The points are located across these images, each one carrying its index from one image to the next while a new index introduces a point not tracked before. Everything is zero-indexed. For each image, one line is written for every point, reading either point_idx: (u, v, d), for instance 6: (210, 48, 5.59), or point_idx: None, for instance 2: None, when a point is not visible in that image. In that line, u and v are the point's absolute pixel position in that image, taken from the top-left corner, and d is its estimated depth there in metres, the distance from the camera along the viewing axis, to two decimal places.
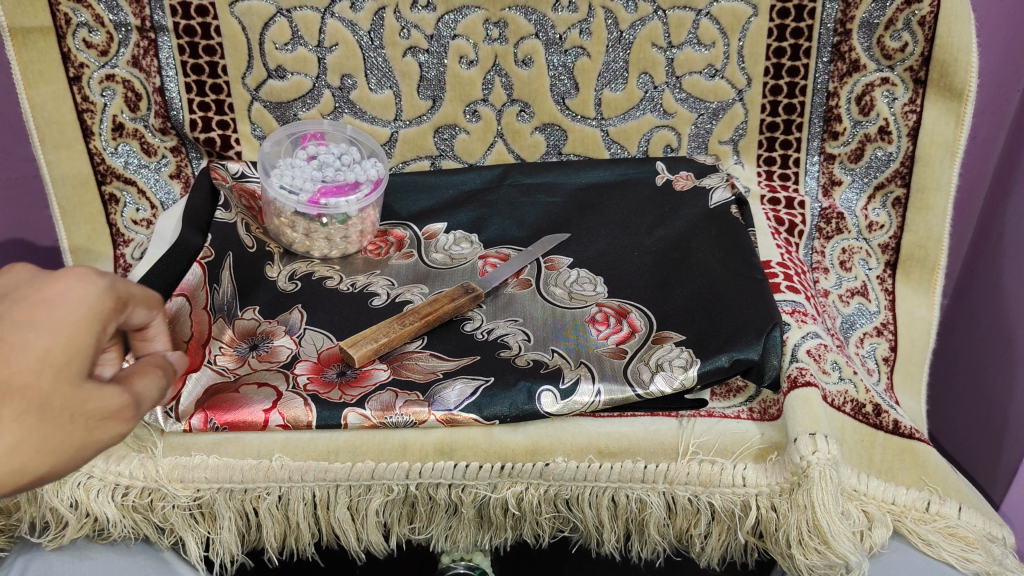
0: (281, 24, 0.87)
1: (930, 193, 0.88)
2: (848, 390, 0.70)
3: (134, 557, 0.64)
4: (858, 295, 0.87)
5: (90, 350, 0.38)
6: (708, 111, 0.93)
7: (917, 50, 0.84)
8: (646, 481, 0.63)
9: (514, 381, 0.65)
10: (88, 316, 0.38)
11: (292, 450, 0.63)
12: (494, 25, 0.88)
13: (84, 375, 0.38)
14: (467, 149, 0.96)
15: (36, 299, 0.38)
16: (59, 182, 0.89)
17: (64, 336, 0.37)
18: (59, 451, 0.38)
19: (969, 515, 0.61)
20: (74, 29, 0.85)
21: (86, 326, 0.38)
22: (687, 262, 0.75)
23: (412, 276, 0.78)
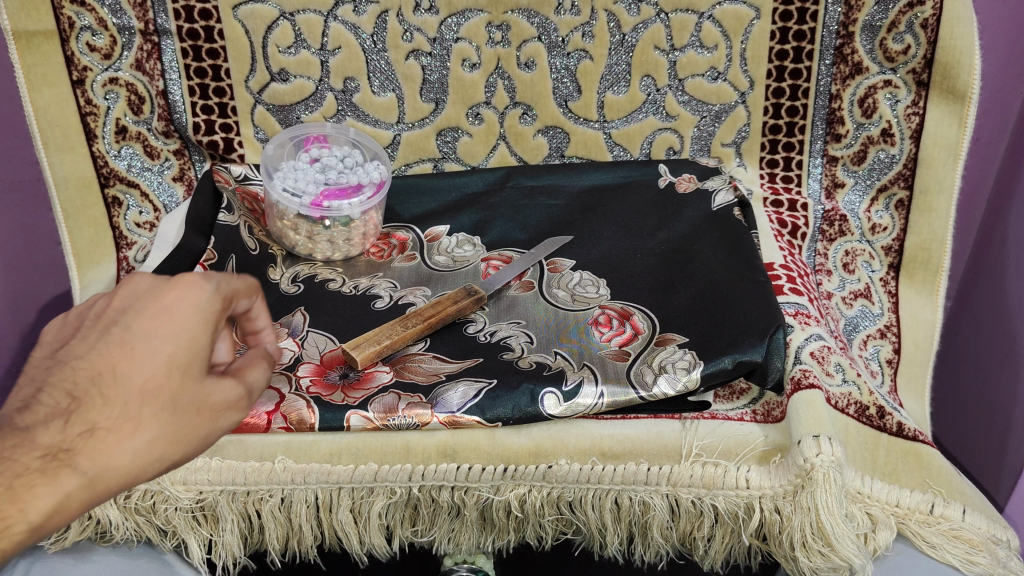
0: (285, 27, 0.88)
1: (933, 195, 0.88)
2: (852, 393, 0.70)
3: (136, 560, 0.64)
4: (861, 297, 0.87)
5: (205, 352, 0.41)
6: (711, 114, 0.93)
7: (920, 53, 0.84)
8: (649, 484, 0.63)
9: (517, 383, 0.65)
10: (205, 319, 0.41)
11: (296, 452, 0.63)
12: (497, 28, 0.88)
13: (204, 375, 0.41)
14: (469, 151, 0.96)
15: (159, 303, 0.40)
16: (62, 185, 0.89)
17: (184, 340, 0.40)
18: (190, 444, 0.40)
19: (973, 517, 0.61)
20: (78, 32, 0.85)
21: (202, 330, 0.40)
22: (691, 264, 0.75)
23: (415, 278, 0.79)
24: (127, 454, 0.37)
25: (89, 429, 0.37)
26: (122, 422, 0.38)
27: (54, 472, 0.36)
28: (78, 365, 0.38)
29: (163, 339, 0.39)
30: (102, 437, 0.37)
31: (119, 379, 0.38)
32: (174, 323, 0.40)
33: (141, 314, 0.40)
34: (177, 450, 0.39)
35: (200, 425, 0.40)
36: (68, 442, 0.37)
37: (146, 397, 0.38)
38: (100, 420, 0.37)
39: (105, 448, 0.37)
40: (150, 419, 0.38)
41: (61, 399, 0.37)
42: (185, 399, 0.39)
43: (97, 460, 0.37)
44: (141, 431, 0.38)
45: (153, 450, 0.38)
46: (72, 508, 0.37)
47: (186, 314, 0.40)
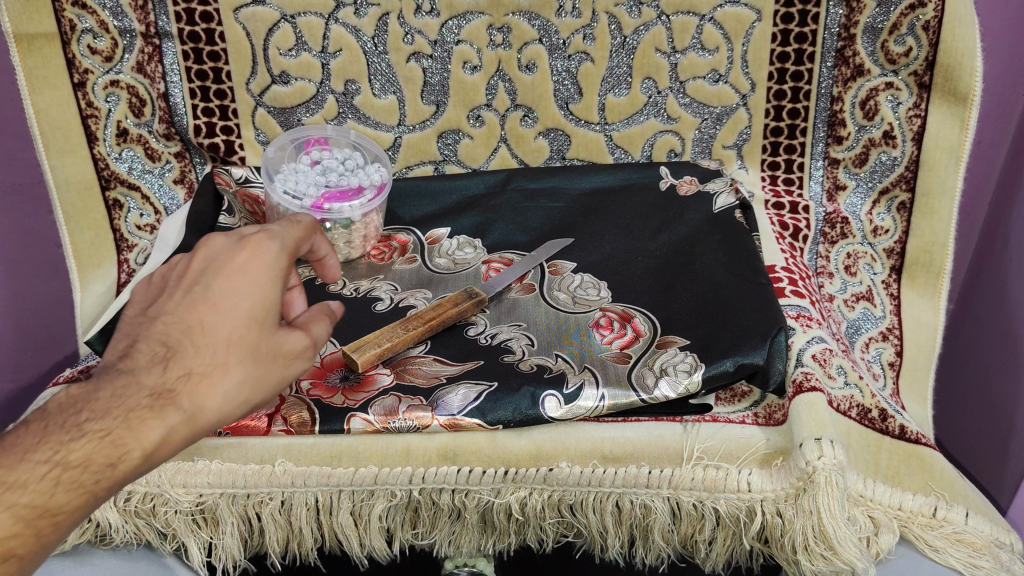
0: (286, 29, 0.88)
1: (935, 197, 0.88)
2: (854, 396, 0.70)
3: (136, 563, 0.64)
4: (863, 300, 0.87)
5: (276, 304, 0.48)
6: (712, 116, 0.93)
7: (922, 55, 0.84)
8: (651, 486, 0.62)
9: (517, 385, 0.65)
10: (275, 275, 0.48)
11: (296, 455, 0.63)
12: (498, 30, 0.88)
13: (277, 326, 0.48)
14: (470, 153, 0.96)
15: (233, 263, 0.48)
16: (63, 188, 0.90)
17: (258, 294, 0.47)
18: (269, 387, 0.47)
19: (977, 521, 0.60)
20: (79, 35, 0.85)
21: (272, 284, 0.47)
22: (692, 267, 0.75)
23: (416, 280, 0.78)
24: (219, 395, 0.44)
25: (186, 374, 0.43)
26: (213, 367, 0.44)
27: (160, 409, 0.42)
28: (171, 320, 0.45)
29: (241, 293, 0.46)
30: (199, 379, 0.43)
31: (208, 331, 0.45)
32: (249, 280, 0.47)
33: (219, 273, 0.47)
34: (258, 392, 0.46)
35: (277, 370, 0.47)
36: (170, 385, 0.43)
37: (232, 344, 0.45)
38: (195, 365, 0.44)
39: (201, 391, 0.44)
40: (236, 363, 0.45)
41: (159, 348, 0.44)
42: (263, 346, 0.46)
43: (196, 399, 0.43)
44: (230, 374, 0.45)
45: (240, 390, 0.45)
46: (174, 443, 0.43)
47: (259, 271, 0.47)
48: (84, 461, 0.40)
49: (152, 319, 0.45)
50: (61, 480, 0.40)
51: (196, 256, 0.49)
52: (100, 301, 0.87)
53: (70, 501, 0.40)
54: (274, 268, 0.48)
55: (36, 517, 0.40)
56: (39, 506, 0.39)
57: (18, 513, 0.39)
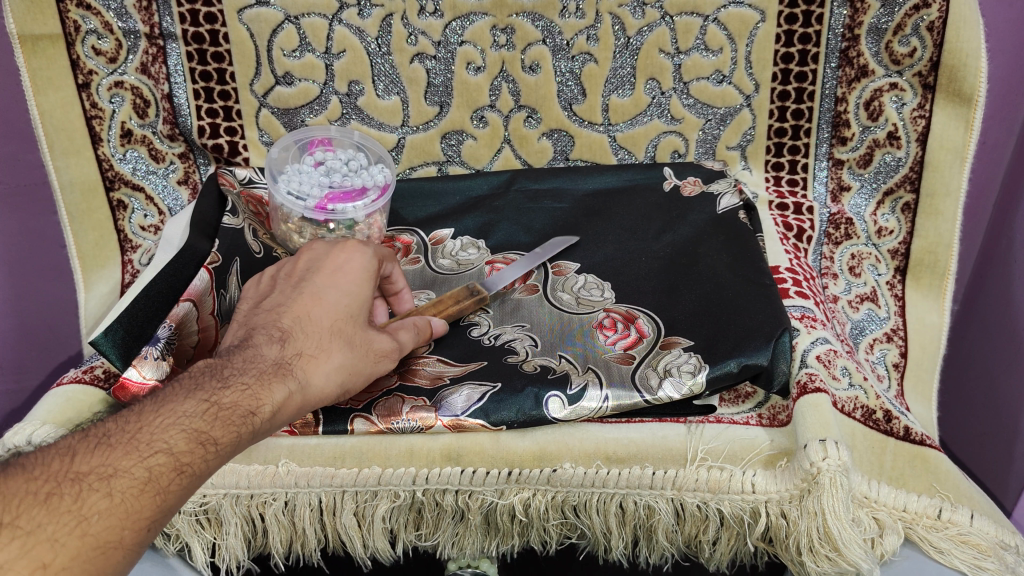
0: (290, 30, 0.88)
1: (939, 199, 0.88)
2: (859, 397, 0.70)
3: (140, 564, 0.64)
4: (868, 301, 0.87)
5: (368, 303, 0.56)
6: (716, 117, 0.93)
7: (926, 56, 0.84)
8: (654, 488, 0.62)
9: (521, 386, 0.65)
10: (369, 275, 0.57)
11: (299, 455, 0.63)
12: (502, 31, 0.88)
13: (367, 325, 0.55)
14: (474, 155, 0.96)
15: (334, 265, 0.56)
16: (67, 189, 0.90)
17: (355, 292, 0.55)
18: (359, 376, 0.53)
19: (981, 522, 0.60)
20: (84, 36, 0.85)
21: (366, 285, 0.56)
22: (696, 268, 0.75)
23: (419, 281, 0.78)
24: (324, 375, 0.50)
25: (298, 354, 0.50)
26: (319, 350, 0.51)
27: (281, 377, 0.48)
28: (283, 310, 0.52)
29: (342, 290, 0.54)
30: (310, 359, 0.50)
31: (315, 320, 0.52)
32: (348, 279, 0.55)
33: (322, 273, 0.55)
34: (351, 382, 0.53)
35: (366, 363, 0.54)
36: (287, 359, 0.49)
37: (334, 334, 0.52)
38: (305, 347, 0.50)
39: (310, 369, 0.50)
40: (337, 349, 0.52)
41: (274, 332, 0.50)
42: (357, 338, 0.53)
43: (305, 374, 0.49)
44: (332, 359, 0.51)
45: (339, 375, 0.51)
46: (288, 410, 0.48)
47: (356, 273, 0.56)
48: (232, 404, 0.45)
49: (268, 310, 0.53)
50: (218, 413, 0.44)
51: (301, 260, 0.57)
52: (104, 302, 0.88)
53: (225, 433, 0.44)
54: (369, 272, 0.57)
55: (199, 440, 0.43)
56: (201, 431, 0.43)
57: (186, 434, 0.42)
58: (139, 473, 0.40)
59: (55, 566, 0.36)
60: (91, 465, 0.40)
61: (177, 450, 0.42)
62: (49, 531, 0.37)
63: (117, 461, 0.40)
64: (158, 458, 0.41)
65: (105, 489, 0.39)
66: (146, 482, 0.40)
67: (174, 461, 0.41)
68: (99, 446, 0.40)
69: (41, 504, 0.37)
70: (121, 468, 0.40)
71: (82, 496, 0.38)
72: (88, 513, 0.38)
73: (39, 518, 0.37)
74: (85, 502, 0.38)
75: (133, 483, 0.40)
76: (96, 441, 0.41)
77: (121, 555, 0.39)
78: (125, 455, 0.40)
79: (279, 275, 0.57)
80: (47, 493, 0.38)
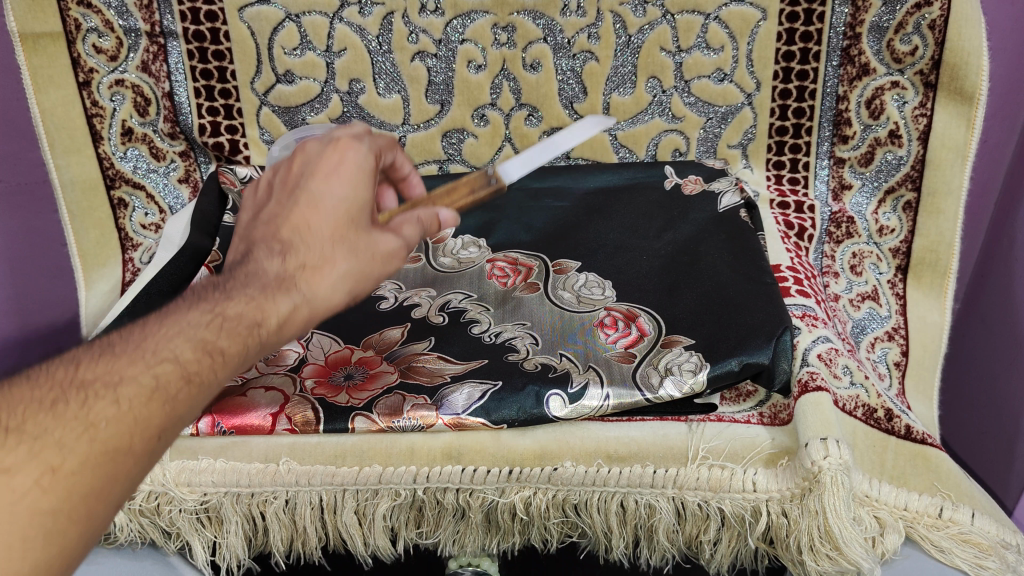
0: (290, 28, 0.88)
1: (941, 197, 0.88)
2: (860, 395, 0.70)
3: (141, 562, 0.64)
4: (869, 300, 0.87)
5: (367, 202, 0.51)
6: (717, 115, 0.92)
7: (928, 54, 0.83)
8: (655, 486, 0.62)
9: (522, 384, 0.65)
10: (364, 173, 0.52)
11: (300, 454, 0.63)
12: (503, 29, 0.88)
13: (370, 227, 0.51)
14: (475, 153, 0.96)
15: (328, 166, 0.52)
16: (67, 188, 0.90)
17: (351, 193, 0.51)
18: (369, 281, 0.50)
19: (982, 521, 0.60)
20: (85, 34, 0.85)
21: (362, 183, 0.51)
22: (697, 266, 0.75)
23: (420, 279, 0.78)
24: (330, 284, 0.47)
25: (301, 266, 0.47)
26: (322, 260, 0.48)
27: (285, 289, 0.46)
28: (280, 221, 0.49)
29: (337, 193, 0.50)
30: (313, 271, 0.47)
31: (314, 230, 0.49)
32: (342, 181, 0.51)
33: (315, 177, 0.52)
34: (362, 288, 0.49)
35: (375, 267, 0.50)
36: (289, 273, 0.46)
37: (336, 241, 0.48)
38: (308, 259, 0.47)
39: (315, 280, 0.47)
40: (341, 257, 0.48)
41: (275, 245, 0.48)
42: (361, 244, 0.49)
43: (311, 287, 0.47)
44: (337, 267, 0.48)
45: (348, 283, 0.48)
46: (295, 324, 0.46)
47: (349, 170, 0.52)
48: (238, 314, 0.43)
49: (266, 223, 0.50)
50: (223, 324, 0.42)
51: (295, 165, 0.54)
52: (105, 300, 0.88)
53: (232, 343, 0.42)
54: (365, 169, 0.53)
55: (206, 350, 0.41)
56: (208, 340, 0.41)
57: (192, 343, 0.40)
58: (146, 381, 0.38)
59: (65, 470, 0.34)
60: (96, 373, 0.37)
61: (183, 359, 0.40)
62: (56, 437, 0.34)
63: (122, 367, 0.38)
64: (165, 366, 0.39)
65: (112, 395, 0.36)
66: (154, 390, 0.38)
67: (182, 370, 0.39)
68: (103, 355, 0.38)
69: (46, 410, 0.35)
70: (127, 375, 0.37)
71: (88, 403, 0.36)
72: (96, 420, 0.35)
73: (45, 423, 0.34)
74: (92, 409, 0.36)
75: (140, 391, 0.37)
76: (99, 348, 0.39)
77: (132, 462, 0.37)
78: (131, 362, 0.38)
79: (276, 181, 0.54)
80: (52, 400, 0.35)
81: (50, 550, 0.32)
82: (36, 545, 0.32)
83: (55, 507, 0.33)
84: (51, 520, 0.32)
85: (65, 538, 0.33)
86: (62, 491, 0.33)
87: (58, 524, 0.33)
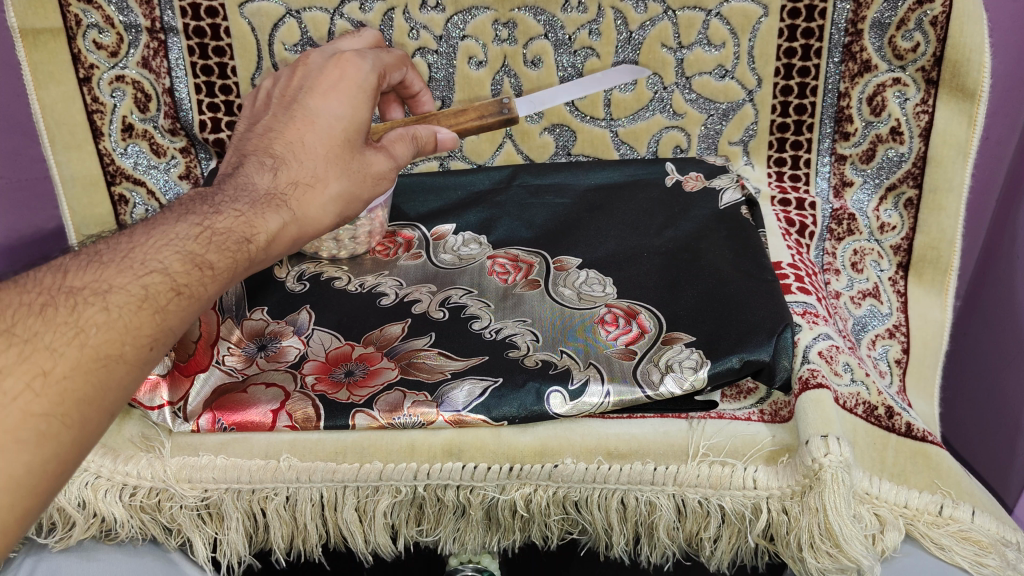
0: (291, 24, 0.88)
1: (942, 194, 0.88)
2: (860, 393, 0.70)
3: (141, 558, 0.64)
4: (870, 297, 0.86)
5: (364, 123, 0.57)
6: (718, 112, 0.92)
7: (930, 50, 0.83)
8: (655, 483, 0.62)
9: (522, 381, 0.65)
10: (363, 91, 0.58)
11: (300, 450, 0.64)
12: (503, 26, 0.88)
13: (363, 148, 0.57)
14: (475, 149, 0.96)
15: (327, 86, 0.57)
16: (68, 183, 0.90)
17: (348, 114, 0.56)
18: (357, 202, 0.57)
19: (982, 519, 0.60)
20: (85, 30, 0.85)
21: (360, 105, 0.57)
22: (698, 263, 0.75)
23: (420, 275, 0.78)
24: (319, 205, 0.53)
25: (292, 184, 0.52)
26: (314, 180, 0.53)
27: (275, 207, 0.51)
28: (276, 136, 0.54)
29: (335, 112, 0.56)
30: (306, 188, 0.52)
31: (307, 146, 0.54)
32: (340, 101, 0.56)
33: (314, 95, 0.56)
34: (350, 206, 0.56)
35: (364, 187, 0.57)
36: (280, 190, 0.52)
37: (329, 161, 0.54)
38: (301, 176, 0.53)
39: (305, 201, 0.52)
40: (334, 178, 0.54)
41: (267, 160, 0.53)
42: (353, 163, 0.55)
43: (301, 206, 0.52)
44: (328, 188, 0.54)
45: (338, 201, 0.55)
46: (283, 240, 0.52)
47: (348, 91, 0.57)
48: (227, 230, 0.48)
49: (261, 135, 0.55)
50: (212, 238, 0.47)
51: (296, 81, 0.59)
52: None
53: (220, 258, 0.46)
54: (364, 89, 0.58)
55: (195, 263, 0.45)
56: (196, 253, 0.46)
57: (180, 256, 0.45)
58: (135, 291, 0.42)
59: (55, 374, 0.38)
60: (85, 280, 0.42)
61: (172, 271, 0.44)
62: (47, 340, 0.39)
63: (110, 278, 0.42)
64: (153, 277, 0.43)
65: (101, 303, 0.41)
66: (143, 299, 0.42)
67: (170, 281, 0.44)
68: (91, 264, 0.43)
69: (36, 315, 0.39)
70: (116, 284, 0.42)
71: (77, 309, 0.40)
72: (85, 326, 0.40)
73: (35, 327, 0.39)
74: (82, 315, 0.40)
75: (129, 300, 0.42)
76: (88, 259, 0.43)
77: (124, 368, 0.41)
78: (120, 273, 0.42)
79: (277, 93, 0.59)
80: (41, 305, 0.40)
81: (42, 451, 0.37)
82: (29, 446, 0.37)
83: (47, 410, 0.37)
84: (44, 423, 0.37)
85: (58, 441, 0.38)
86: (56, 395, 0.38)
87: (50, 426, 0.37)
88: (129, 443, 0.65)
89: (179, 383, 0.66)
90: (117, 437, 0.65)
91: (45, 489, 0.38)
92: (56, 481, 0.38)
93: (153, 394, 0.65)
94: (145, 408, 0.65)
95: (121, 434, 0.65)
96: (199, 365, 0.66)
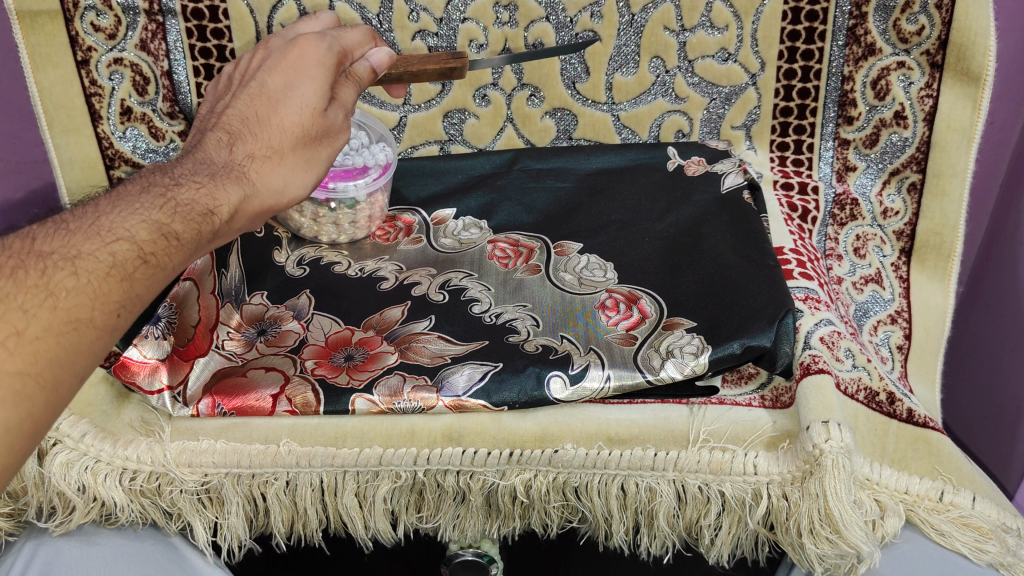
0: (290, 6, 0.87)
1: (946, 179, 0.87)
2: (862, 378, 0.69)
3: (142, 543, 0.64)
4: (873, 283, 0.86)
5: (327, 94, 0.55)
6: (720, 96, 0.91)
7: (935, 33, 0.82)
8: (655, 469, 0.62)
9: (523, 366, 0.65)
10: (323, 67, 0.56)
11: (300, 435, 0.63)
12: (505, 8, 0.87)
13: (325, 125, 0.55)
14: (476, 134, 0.95)
15: (286, 62, 0.56)
16: (67, 167, 0.89)
17: (308, 90, 0.55)
18: (318, 164, 0.56)
19: (983, 505, 0.60)
20: (82, 12, 0.84)
21: (320, 79, 0.55)
22: (699, 248, 0.74)
23: (420, 259, 0.78)
24: (280, 177, 0.53)
25: (249, 157, 0.52)
26: (271, 152, 0.53)
27: (235, 179, 0.50)
28: (235, 113, 0.53)
29: (293, 90, 0.54)
30: (263, 161, 0.52)
31: (263, 122, 0.53)
32: (298, 74, 0.55)
33: (273, 72, 0.55)
34: (311, 172, 0.55)
35: (322, 151, 0.56)
36: (238, 163, 0.51)
37: (286, 138, 0.53)
38: (255, 150, 0.52)
39: (265, 173, 0.52)
40: (292, 153, 0.54)
41: (223, 135, 0.52)
42: (310, 131, 0.54)
43: (261, 177, 0.52)
44: (286, 162, 0.53)
45: (295, 172, 0.54)
46: (245, 214, 0.51)
47: (308, 69, 0.55)
48: (190, 202, 0.47)
49: (220, 113, 0.54)
50: (176, 209, 0.46)
51: (257, 62, 0.58)
52: None
53: (185, 227, 0.46)
54: (321, 61, 0.56)
55: (161, 233, 0.45)
56: (162, 223, 0.45)
57: (147, 225, 0.45)
58: (103, 258, 0.42)
59: (29, 334, 0.38)
60: (53, 246, 0.42)
61: (138, 239, 0.44)
62: (20, 301, 0.39)
63: (80, 245, 0.42)
64: (121, 245, 0.43)
65: (70, 267, 0.41)
66: (111, 267, 0.42)
67: (137, 250, 0.44)
68: (58, 232, 0.43)
69: (7, 278, 0.39)
70: (85, 251, 0.42)
71: (48, 272, 0.40)
72: (56, 290, 0.40)
73: (7, 289, 0.39)
74: (54, 279, 0.40)
75: (98, 267, 0.42)
76: (55, 228, 0.43)
77: (94, 334, 0.41)
78: (88, 240, 0.43)
79: (238, 73, 0.59)
80: (13, 268, 0.40)
81: (19, 409, 0.37)
82: (6, 404, 0.37)
83: (22, 369, 0.38)
84: (19, 382, 0.37)
85: (33, 401, 0.38)
86: (29, 356, 0.38)
87: (25, 386, 0.38)
88: (127, 427, 0.64)
89: (177, 367, 0.66)
90: (116, 421, 0.65)
91: (22, 447, 0.38)
92: (31, 441, 0.39)
93: (151, 377, 0.66)
94: (144, 392, 0.65)
95: (120, 418, 0.65)
96: (197, 349, 0.67)
